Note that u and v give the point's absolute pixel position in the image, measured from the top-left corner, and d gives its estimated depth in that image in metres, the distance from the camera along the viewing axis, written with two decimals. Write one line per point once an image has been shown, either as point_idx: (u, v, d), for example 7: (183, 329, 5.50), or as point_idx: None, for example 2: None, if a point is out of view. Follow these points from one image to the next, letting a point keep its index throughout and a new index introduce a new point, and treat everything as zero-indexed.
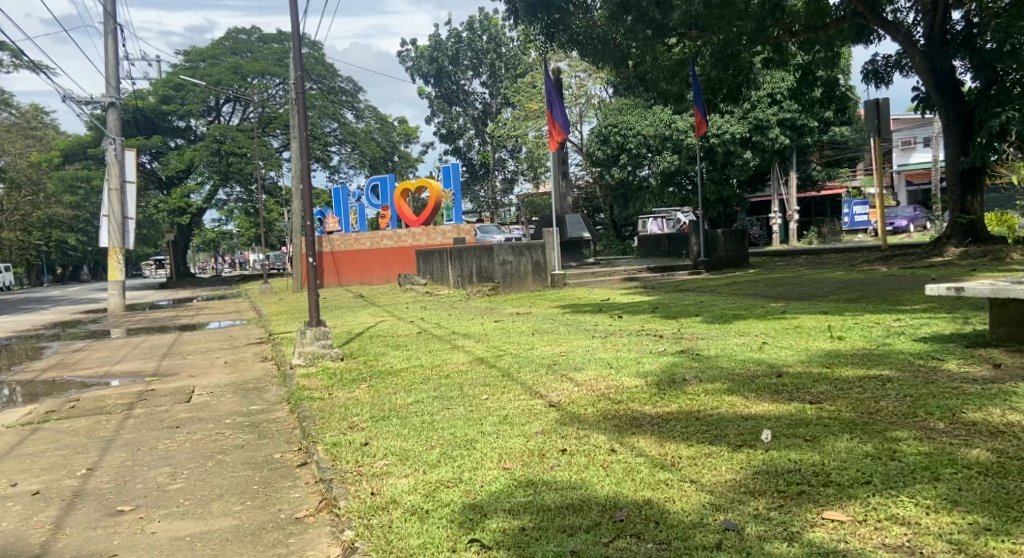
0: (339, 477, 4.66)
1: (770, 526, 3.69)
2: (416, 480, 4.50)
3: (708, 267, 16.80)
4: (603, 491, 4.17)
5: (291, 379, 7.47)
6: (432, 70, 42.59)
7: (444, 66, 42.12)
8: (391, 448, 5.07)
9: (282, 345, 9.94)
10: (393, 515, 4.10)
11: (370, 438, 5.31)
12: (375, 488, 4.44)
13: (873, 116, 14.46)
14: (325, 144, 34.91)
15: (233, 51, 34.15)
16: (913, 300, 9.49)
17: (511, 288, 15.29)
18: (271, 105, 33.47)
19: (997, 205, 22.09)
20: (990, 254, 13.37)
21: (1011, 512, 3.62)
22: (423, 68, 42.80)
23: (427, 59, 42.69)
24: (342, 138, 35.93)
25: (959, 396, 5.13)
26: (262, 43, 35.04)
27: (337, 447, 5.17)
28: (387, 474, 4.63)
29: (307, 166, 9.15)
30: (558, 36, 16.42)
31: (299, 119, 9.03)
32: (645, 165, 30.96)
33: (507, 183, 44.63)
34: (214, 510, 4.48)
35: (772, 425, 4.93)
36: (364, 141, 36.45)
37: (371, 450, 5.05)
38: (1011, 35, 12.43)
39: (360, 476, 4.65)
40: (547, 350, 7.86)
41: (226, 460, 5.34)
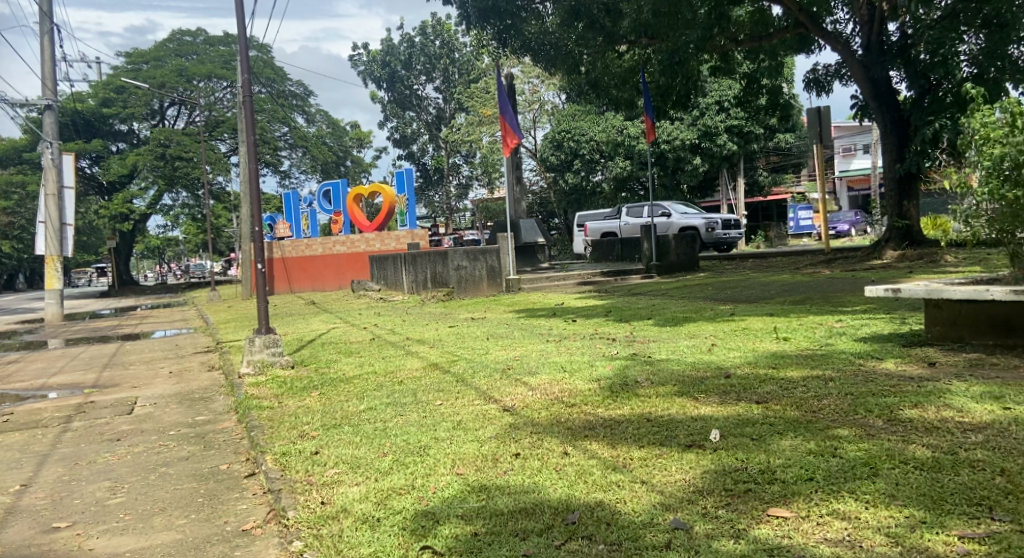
0: (288, 487, 4.62)
1: (717, 524, 3.77)
2: (367, 488, 4.49)
3: (660, 271, 17.30)
4: (556, 494, 4.21)
5: (240, 388, 7.37)
6: (385, 74, 42.24)
7: (397, 70, 41.87)
8: (343, 456, 5.04)
9: (230, 354, 9.78)
10: (345, 524, 4.09)
11: (320, 446, 5.28)
12: (326, 497, 4.42)
13: (816, 123, 14.79)
14: (275, 148, 34.53)
15: (177, 53, 33.52)
16: (853, 300, 9.75)
17: (466, 293, 15.32)
18: (218, 108, 33.07)
19: (933, 211, 22.71)
20: (926, 257, 13.76)
21: (945, 505, 3.75)
22: (375, 72, 42.47)
23: (379, 63, 42.32)
24: (293, 142, 35.57)
25: (897, 394, 5.29)
26: (208, 45, 34.55)
27: (287, 457, 5.13)
28: (338, 483, 4.62)
29: (256, 173, 9.02)
30: (511, 42, 16.23)
31: (246, 123, 8.96)
32: (599, 170, 31.35)
33: (462, 189, 44.88)
34: (157, 524, 4.41)
35: (719, 425, 5.05)
36: (315, 145, 36.18)
37: (322, 458, 5.03)
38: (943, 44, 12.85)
39: (310, 485, 4.62)
40: (501, 355, 7.90)
41: (169, 473, 5.25)
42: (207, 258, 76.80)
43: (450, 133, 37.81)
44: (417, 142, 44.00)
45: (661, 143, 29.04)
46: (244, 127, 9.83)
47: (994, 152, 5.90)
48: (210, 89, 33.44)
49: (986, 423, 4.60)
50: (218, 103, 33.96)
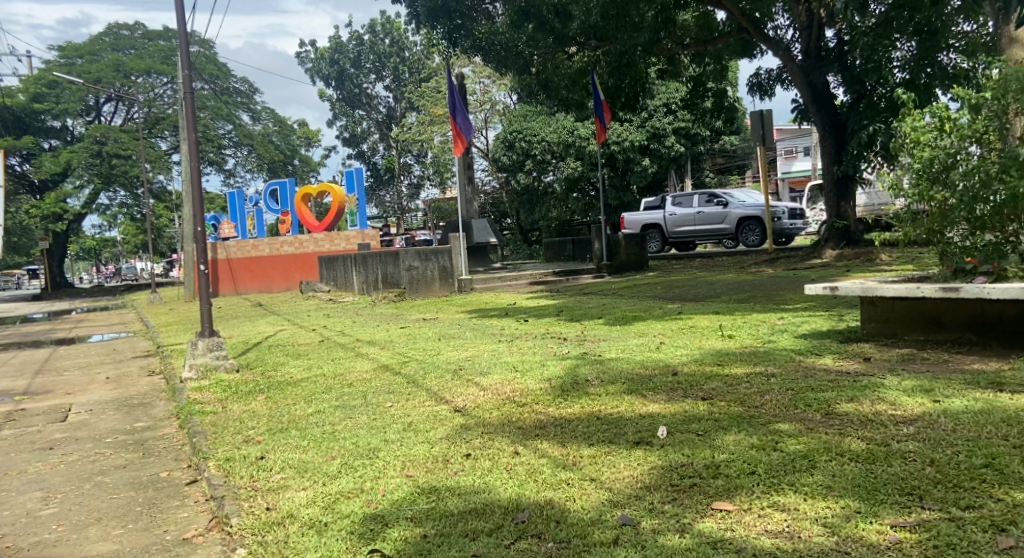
0: (231, 494, 4.58)
1: (663, 519, 3.86)
2: (314, 492, 4.48)
3: (611, 271, 17.51)
4: (506, 493, 4.26)
5: (181, 394, 7.25)
6: (333, 72, 41.92)
7: (346, 68, 41.51)
8: (290, 460, 5.01)
9: (171, 358, 9.60)
10: (290, 530, 4.08)
11: (265, 451, 5.25)
12: (270, 503, 4.40)
13: (759, 126, 15.09)
14: (218, 146, 34.02)
15: (113, 47, 32.80)
16: (796, 298, 10.00)
17: (418, 293, 15.28)
18: (158, 105, 32.45)
19: None
20: (864, 256, 14.15)
21: (878, 495, 3.88)
22: (323, 69, 42.25)
23: (327, 60, 42.13)
24: (237, 140, 35.02)
25: (835, 388, 5.46)
26: (147, 39, 33.79)
27: (230, 463, 5.07)
28: (283, 488, 4.59)
29: (199, 172, 8.92)
30: (462, 41, 16.28)
31: (188, 118, 8.79)
32: (550, 171, 31.60)
33: (413, 189, 44.70)
34: (91, 535, 4.34)
35: (667, 421, 5.15)
36: (262, 144, 35.71)
37: (267, 464, 4.99)
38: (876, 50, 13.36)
39: (254, 491, 4.59)
40: (452, 356, 7.91)
41: (105, 482, 5.16)
42: (147, 260, 75.04)
43: (400, 132, 37.63)
44: (367, 142, 43.79)
45: (611, 145, 29.32)
46: (186, 124, 9.69)
47: (924, 155, 6.17)
48: (149, 85, 32.77)
49: (917, 414, 4.77)
50: (158, 99, 33.26)
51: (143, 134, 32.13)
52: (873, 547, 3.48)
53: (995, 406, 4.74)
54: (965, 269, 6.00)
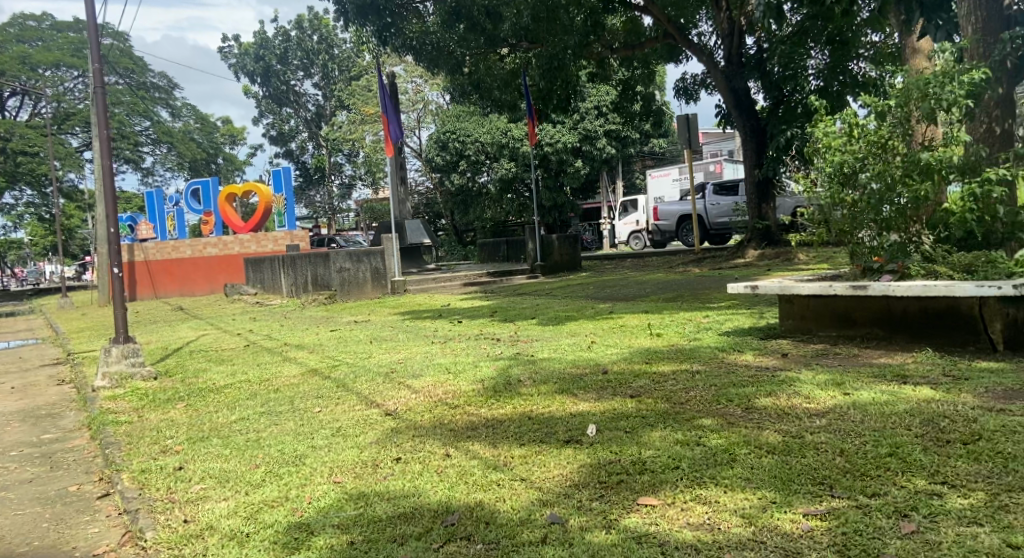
0: (146, 507, 4.49)
1: (590, 516, 3.94)
2: (235, 502, 4.43)
3: (545, 271, 17.51)
4: (436, 496, 4.28)
5: (93, 403, 7.05)
6: (258, 68, 40.86)
7: (272, 65, 40.63)
8: (210, 470, 4.94)
9: (83, 366, 9.30)
10: (209, 542, 4.03)
11: (184, 461, 5.15)
12: (189, 515, 4.33)
13: (685, 129, 15.43)
14: (135, 144, 33.12)
15: (20, 39, 31.47)
16: (720, 296, 10.30)
17: (350, 295, 15.13)
18: (68, 100, 31.38)
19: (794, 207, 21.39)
20: (783, 255, 14.67)
21: (792, 485, 4.02)
22: (247, 65, 41.02)
23: (251, 56, 40.81)
24: (155, 137, 34.17)
25: (755, 383, 5.66)
26: (55, 31, 32.64)
27: (146, 474, 4.97)
28: (203, 499, 4.53)
29: (110, 172, 8.67)
30: (392, 41, 15.84)
31: (100, 115, 8.55)
32: (484, 172, 31.78)
33: (345, 189, 44.62)
34: None
35: (596, 420, 5.25)
36: (182, 142, 35.00)
37: (186, 474, 4.90)
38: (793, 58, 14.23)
39: (171, 504, 4.51)
40: (384, 358, 7.89)
41: (10, 498, 4.99)
42: (58, 262, 72.38)
43: (330, 131, 37.32)
44: (296, 139, 43.49)
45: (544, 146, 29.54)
46: (97, 119, 9.39)
47: (835, 159, 6.42)
48: (59, 79, 31.68)
49: (829, 407, 4.97)
50: (68, 94, 32.17)
51: (52, 130, 31.03)
52: (787, 535, 3.60)
53: (900, 397, 4.98)
54: (873, 268, 6.32)
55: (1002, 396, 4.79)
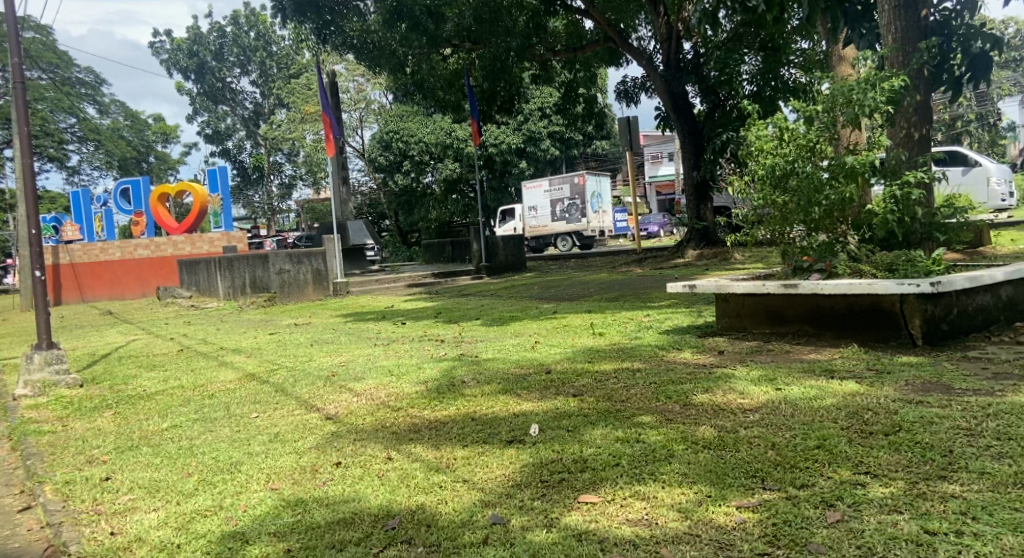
0: (70, 519, 4.40)
1: (532, 515, 3.99)
2: (166, 512, 4.36)
3: (491, 271, 17.60)
4: (376, 500, 4.28)
5: (14, 413, 6.83)
6: (192, 65, 39.91)
7: (206, 61, 39.80)
8: (139, 480, 4.85)
9: (3, 374, 8.98)
10: (138, 554, 3.97)
11: (111, 471, 5.06)
12: (116, 527, 4.26)
13: (626, 132, 15.64)
14: (60, 142, 32.23)
15: None
16: (660, 296, 10.50)
17: (290, 297, 14.91)
18: None
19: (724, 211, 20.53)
20: (721, 255, 15.02)
21: (727, 479, 4.13)
22: (180, 61, 39.80)
23: (184, 52, 39.80)
24: (82, 134, 33.26)
25: (693, 380, 5.80)
26: None
27: (71, 486, 4.86)
28: (131, 510, 4.45)
29: (31, 174, 8.37)
30: (331, 39, 15.69)
31: (20, 115, 8.31)
32: (429, 172, 31.76)
33: (284, 189, 45.50)
34: None
35: (539, 419, 5.31)
36: (110, 139, 34.31)
37: (113, 485, 4.81)
38: (728, 63, 14.78)
39: (98, 516, 4.42)
40: (324, 361, 7.84)
41: None
42: None
43: (269, 129, 36.97)
44: (232, 138, 42.46)
45: (488, 146, 29.93)
46: (16, 116, 9.08)
47: (766, 162, 6.59)
48: None
49: (762, 402, 5.12)
50: None
51: None
52: (721, 528, 3.71)
53: (827, 391, 5.16)
54: (803, 267, 6.56)
55: (921, 389, 5.00)
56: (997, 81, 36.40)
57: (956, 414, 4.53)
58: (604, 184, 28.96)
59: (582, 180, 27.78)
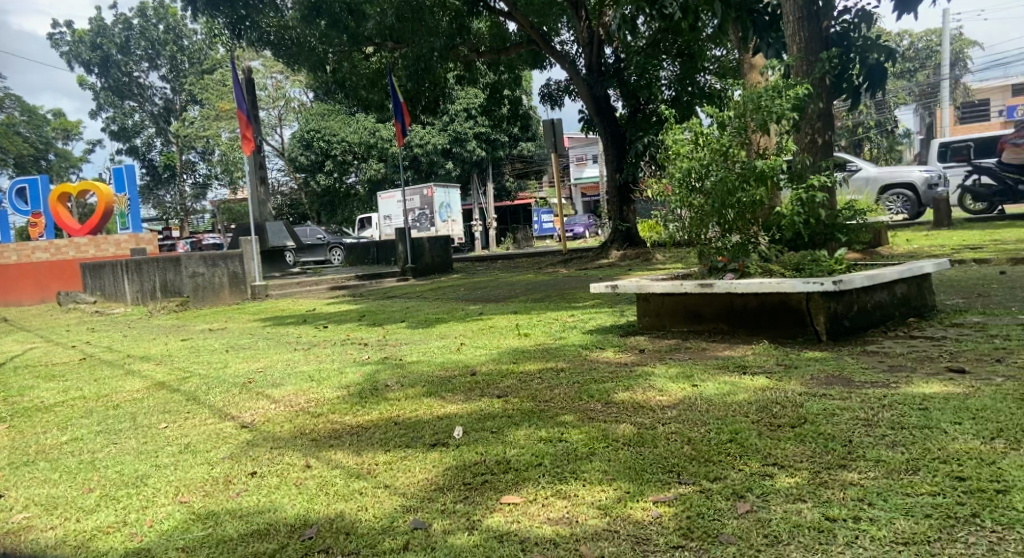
0: None
1: (453, 519, 4.00)
2: (64, 531, 4.21)
3: (416, 273, 17.36)
4: (293, 510, 4.22)
5: None
6: (95, 58, 38.36)
7: (111, 54, 38.34)
8: (35, 497, 4.66)
9: None
10: None
11: (4, 489, 4.85)
12: (11, 547, 4.09)
13: (550, 134, 15.78)
14: None
15: None
16: (585, 296, 10.64)
17: (204, 301, 14.56)
18: None
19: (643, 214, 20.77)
20: (643, 257, 15.29)
21: (645, 475, 4.22)
22: (82, 54, 38.22)
23: (87, 44, 38.18)
24: None
25: (613, 379, 5.90)
26: None
27: None
28: (25, 529, 4.28)
29: None
30: (247, 34, 15.40)
31: None
32: (351, 172, 32.33)
33: (197, 189, 45.19)
34: None
35: (462, 421, 5.32)
36: (6, 136, 32.88)
37: (7, 503, 4.62)
38: (647, 70, 15.29)
39: None
40: (241, 368, 7.66)
41: None
42: None
43: (181, 128, 37.12)
44: (140, 135, 41.43)
45: (414, 146, 30.61)
46: None
47: (682, 166, 6.74)
48: None
49: (679, 399, 5.25)
50: None
51: None
52: (638, 523, 3.78)
53: (740, 387, 5.32)
54: (718, 267, 6.74)
55: (825, 382, 5.20)
56: (893, 90, 38.35)
57: (855, 405, 4.73)
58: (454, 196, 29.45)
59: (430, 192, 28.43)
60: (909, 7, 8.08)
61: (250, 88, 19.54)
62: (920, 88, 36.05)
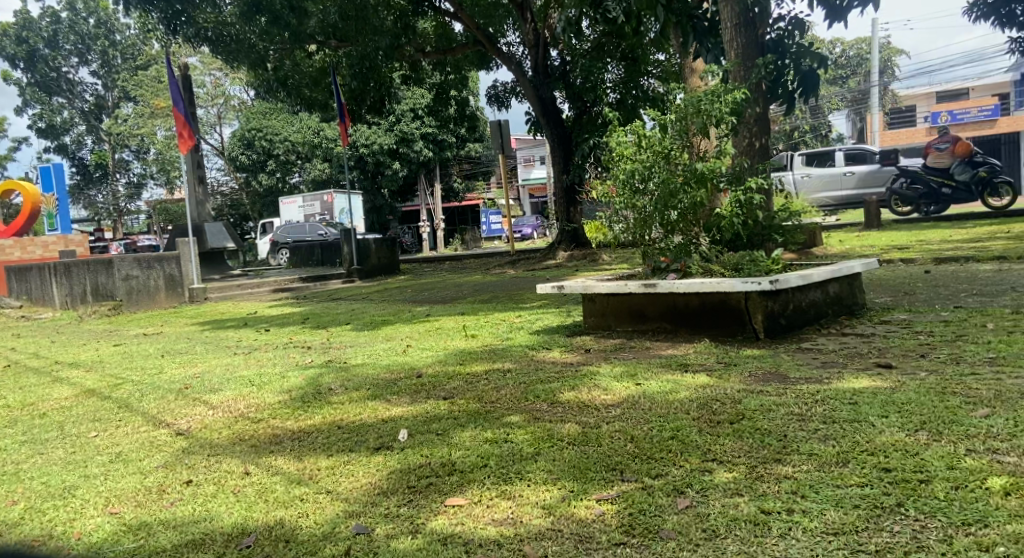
0: None
1: (396, 523, 3.95)
2: None
3: (362, 275, 17.16)
4: (230, 519, 4.13)
5: None
6: (22, 53, 36.99)
7: (39, 49, 37.12)
8: None
9: None
10: None
11: None
12: None
13: (497, 135, 15.77)
14: None
15: None
16: (532, 297, 10.64)
17: (139, 305, 14.14)
18: None
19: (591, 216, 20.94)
20: (589, 257, 15.36)
21: (589, 473, 4.23)
22: (7, 48, 36.62)
23: (11, 38, 36.58)
24: None
25: (559, 379, 5.91)
26: None
27: None
28: None
29: None
30: (183, 30, 14.93)
31: None
32: (295, 172, 33.27)
33: (132, 189, 43.92)
34: None
35: (408, 424, 5.27)
36: None
37: None
38: (592, 72, 15.70)
39: None
40: (177, 374, 7.47)
41: None
42: None
43: (113, 125, 36.89)
44: (70, 133, 40.32)
45: (359, 146, 30.46)
46: None
47: (625, 168, 6.79)
48: None
49: (623, 397, 5.28)
50: None
51: None
52: (582, 522, 3.79)
53: (682, 384, 5.38)
54: (660, 267, 6.82)
55: (762, 379, 5.28)
56: (827, 95, 39.51)
57: (790, 401, 4.82)
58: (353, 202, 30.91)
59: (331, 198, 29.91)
60: (839, 15, 8.29)
61: (185, 85, 19.03)
62: (852, 94, 37.21)
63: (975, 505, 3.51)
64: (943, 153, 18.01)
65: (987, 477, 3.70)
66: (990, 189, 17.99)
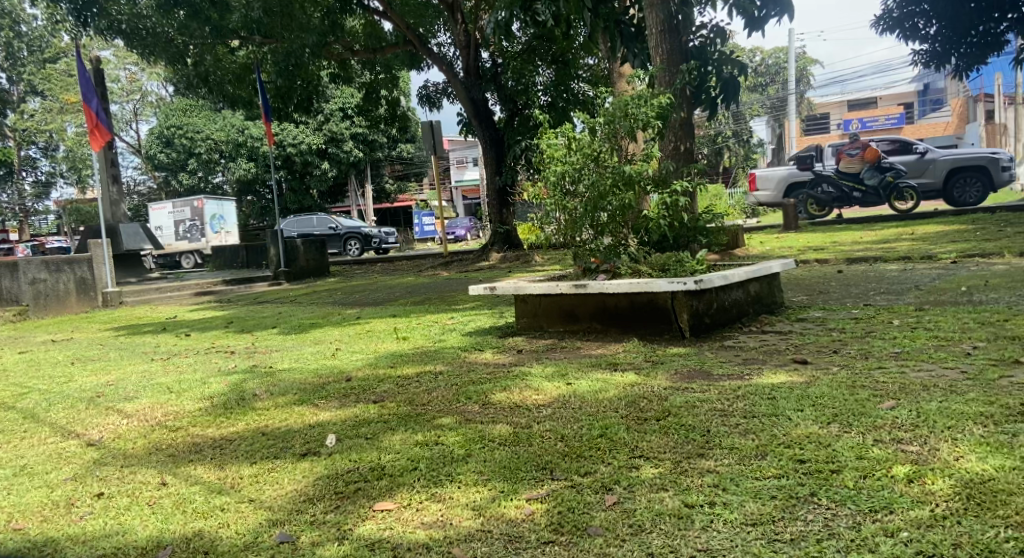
0: None
1: (321, 530, 3.84)
2: None
3: (289, 277, 16.83)
4: (145, 532, 3.95)
5: None
6: None
7: None
8: None
9: None
10: None
11: None
12: None
13: (429, 136, 15.65)
14: None
15: None
16: (463, 299, 10.57)
17: (50, 308, 13.63)
18: None
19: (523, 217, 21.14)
20: (522, 258, 15.35)
21: (519, 473, 4.20)
22: None
23: None
24: None
25: (491, 380, 5.87)
26: None
27: None
28: None
29: None
30: (94, 23, 14.27)
31: None
32: (218, 172, 32.81)
33: (39, 186, 43.23)
34: None
35: (336, 429, 5.15)
36: None
37: None
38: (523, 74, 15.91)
39: None
40: (89, 382, 7.14)
41: None
42: None
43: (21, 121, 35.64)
44: None
45: (286, 146, 29.86)
46: None
47: (556, 170, 6.78)
48: None
49: (553, 397, 5.27)
50: None
51: None
52: (511, 522, 3.75)
53: (610, 383, 5.40)
54: (591, 268, 6.86)
55: (686, 377, 5.33)
56: (748, 102, 40.81)
57: (714, 397, 4.87)
58: (224, 208, 29.88)
59: (199, 204, 28.90)
60: (758, 25, 8.47)
61: (99, 80, 18.32)
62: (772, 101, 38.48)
63: (882, 493, 3.59)
64: (854, 159, 18.71)
65: (893, 465, 3.79)
66: (895, 193, 18.62)
